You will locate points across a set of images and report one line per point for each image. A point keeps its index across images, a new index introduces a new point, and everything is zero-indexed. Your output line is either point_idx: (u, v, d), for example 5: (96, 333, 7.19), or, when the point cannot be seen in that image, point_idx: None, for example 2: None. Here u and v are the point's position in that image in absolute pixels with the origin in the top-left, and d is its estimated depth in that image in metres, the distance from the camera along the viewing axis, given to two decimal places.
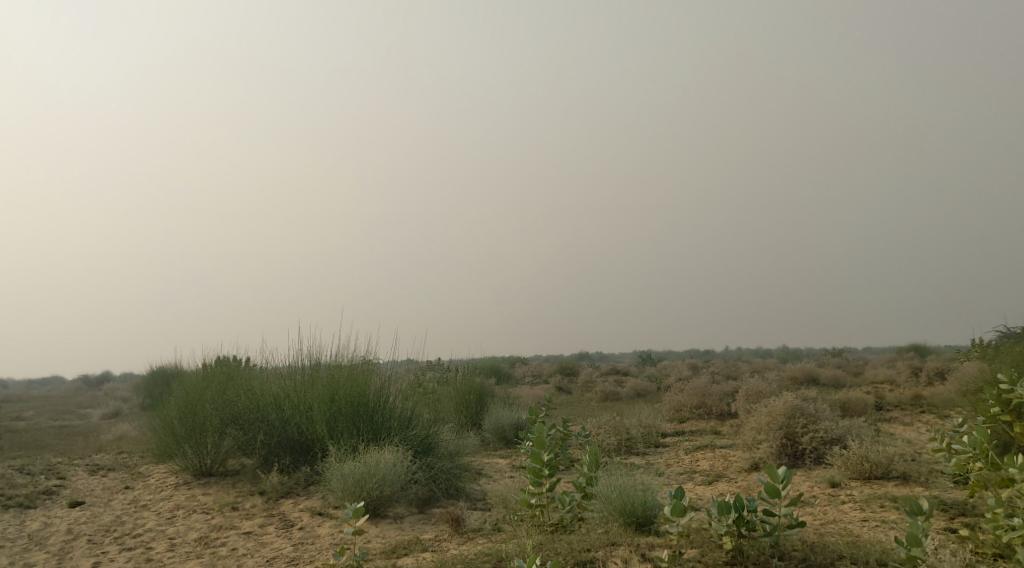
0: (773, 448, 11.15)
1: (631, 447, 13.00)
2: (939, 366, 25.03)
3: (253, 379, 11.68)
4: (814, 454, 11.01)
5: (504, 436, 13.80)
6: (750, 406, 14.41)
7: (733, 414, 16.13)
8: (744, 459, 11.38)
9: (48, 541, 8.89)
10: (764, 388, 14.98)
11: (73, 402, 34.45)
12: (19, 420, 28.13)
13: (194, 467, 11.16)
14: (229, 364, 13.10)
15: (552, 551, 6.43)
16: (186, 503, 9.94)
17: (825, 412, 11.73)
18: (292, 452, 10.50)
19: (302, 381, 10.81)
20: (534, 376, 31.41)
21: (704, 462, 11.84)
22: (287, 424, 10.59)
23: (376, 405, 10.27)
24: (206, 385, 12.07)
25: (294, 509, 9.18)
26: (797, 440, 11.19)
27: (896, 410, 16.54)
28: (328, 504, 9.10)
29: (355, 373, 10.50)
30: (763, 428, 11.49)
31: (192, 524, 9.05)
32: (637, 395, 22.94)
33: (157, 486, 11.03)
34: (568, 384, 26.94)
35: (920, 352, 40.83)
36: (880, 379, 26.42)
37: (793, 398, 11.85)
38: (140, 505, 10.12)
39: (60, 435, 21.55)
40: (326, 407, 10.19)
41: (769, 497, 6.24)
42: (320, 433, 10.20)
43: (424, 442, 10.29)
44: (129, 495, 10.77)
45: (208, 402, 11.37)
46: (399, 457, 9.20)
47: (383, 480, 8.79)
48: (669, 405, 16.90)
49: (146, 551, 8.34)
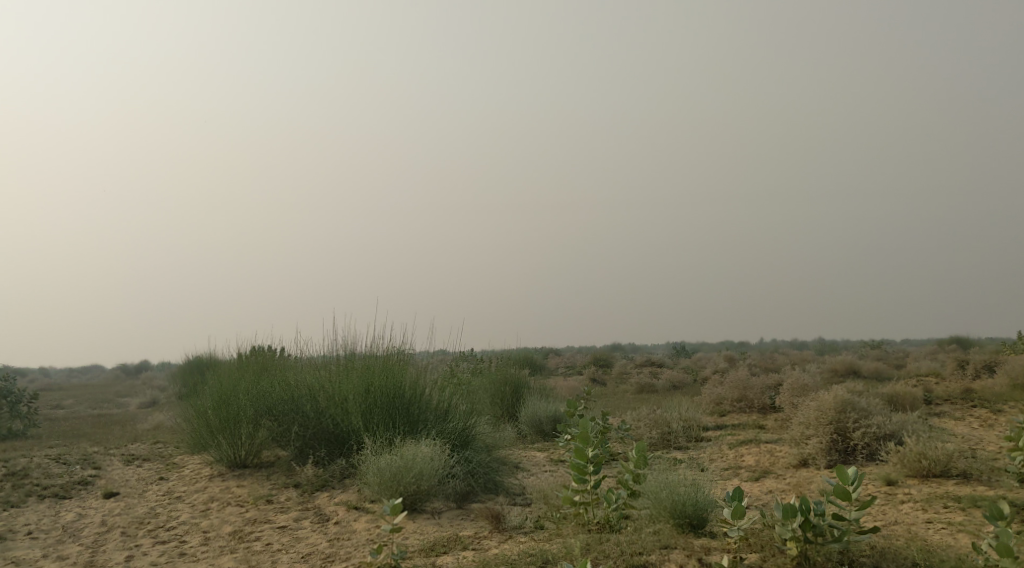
0: (822, 445, 10.72)
1: (673, 441, 12.58)
2: (987, 359, 24.22)
3: (287, 370, 11.51)
4: (866, 451, 10.56)
5: (541, 429, 13.50)
6: (795, 399, 13.94)
7: (775, 407, 15.67)
8: (791, 455, 10.97)
9: (82, 533, 8.77)
10: (809, 382, 14.51)
11: (111, 392, 34.81)
12: (58, 409, 28.43)
13: (228, 458, 10.99)
14: (263, 354, 12.95)
15: (601, 554, 6.12)
16: (220, 495, 9.79)
17: (876, 407, 11.28)
18: (328, 444, 10.30)
19: (337, 372, 10.61)
20: (568, 367, 31.05)
21: (749, 457, 11.45)
22: (322, 415, 10.39)
23: (412, 397, 10.03)
24: (240, 375, 11.92)
25: (330, 503, 8.98)
26: (848, 435, 10.74)
27: (946, 404, 15.95)
28: (364, 498, 8.88)
29: (390, 365, 10.26)
30: (811, 423, 11.06)
31: (226, 517, 8.88)
32: (673, 388, 22.51)
33: (191, 478, 10.91)
34: (602, 375, 26.57)
35: (964, 345, 39.76)
36: (924, 372, 25.67)
37: (843, 392, 11.40)
38: (174, 497, 9.98)
39: (98, 424, 21.67)
40: (361, 398, 9.96)
41: (841, 499, 5.91)
42: (355, 425, 9.98)
43: (461, 436, 10.03)
44: (163, 487, 10.66)
45: (243, 393, 11.21)
46: (436, 450, 8.94)
47: (420, 474, 8.55)
48: (709, 398, 16.48)
49: (180, 544, 8.18)
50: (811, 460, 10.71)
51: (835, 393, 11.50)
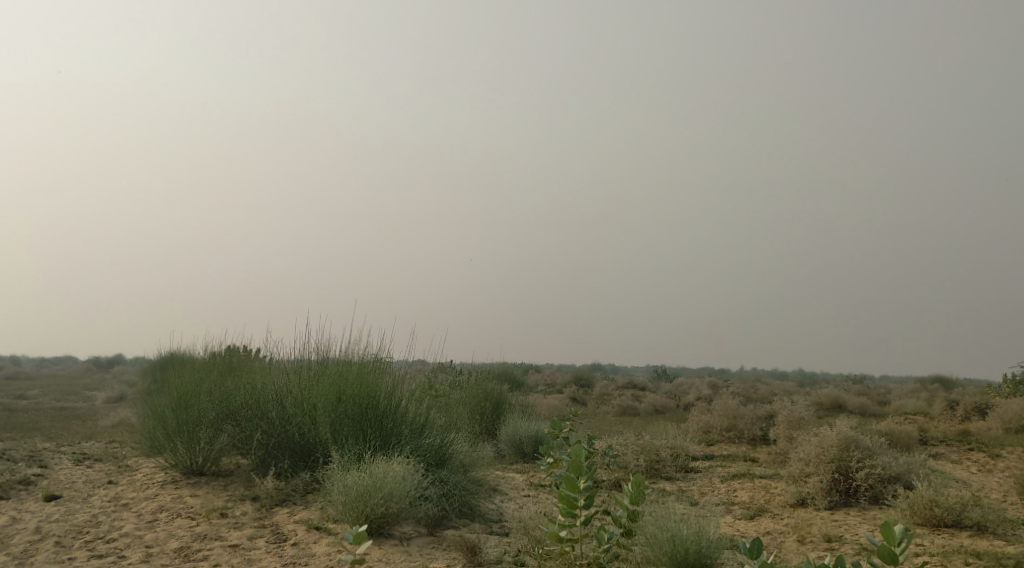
0: (823, 484, 10.04)
1: (661, 470, 11.85)
2: (977, 399, 23.54)
3: (254, 373, 10.72)
4: (869, 493, 9.89)
5: (522, 449, 12.75)
6: (790, 433, 13.28)
7: (766, 439, 15.01)
8: (789, 493, 10.29)
9: (12, 541, 7.91)
10: (804, 415, 13.86)
11: (78, 384, 33.72)
12: (22, 399, 27.39)
13: (184, 464, 10.19)
14: (231, 353, 12.13)
15: None
16: (171, 505, 8.97)
17: (880, 446, 10.63)
18: (292, 455, 9.50)
19: (309, 378, 9.81)
20: (548, 384, 30.32)
21: (743, 493, 10.76)
22: (288, 423, 9.61)
23: (387, 409, 9.24)
24: (204, 373, 11.11)
25: (289, 520, 8.19)
26: (851, 475, 10.07)
27: (942, 446, 15.34)
28: (327, 517, 8.11)
29: (365, 372, 9.47)
30: (812, 460, 10.38)
31: (174, 531, 8.05)
32: (655, 412, 21.82)
33: (143, 483, 10.08)
34: (583, 395, 25.83)
35: (945, 384, 39.39)
36: (911, 410, 25.05)
37: (846, 427, 10.74)
38: (120, 504, 9.14)
39: (59, 418, 20.73)
40: (331, 407, 9.15)
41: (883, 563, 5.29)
42: (323, 436, 9.19)
43: (436, 454, 9.29)
44: (110, 492, 9.81)
45: (205, 394, 10.40)
46: (409, 469, 8.16)
47: (390, 495, 7.77)
48: (697, 425, 15.79)
49: (118, 560, 7.35)
50: (810, 500, 10.03)
51: (837, 428, 10.83)
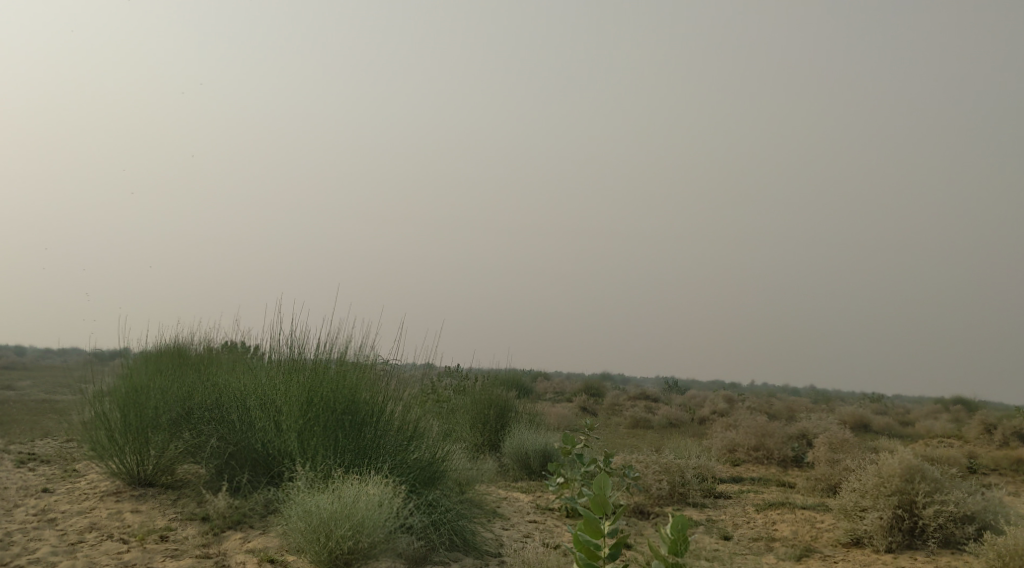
0: (883, 521, 8.48)
1: (686, 495, 10.28)
2: (1019, 427, 21.26)
3: (220, 372, 9.24)
4: (940, 535, 8.33)
5: (528, 465, 11.23)
6: (831, 454, 11.67)
7: (799, 461, 13.43)
8: (841, 530, 8.74)
9: None
10: (847, 436, 12.27)
11: (72, 376, 32.44)
12: (9, 390, 26.15)
13: (129, 473, 8.70)
14: (201, 345, 10.67)
15: None
16: (105, 523, 7.50)
17: (949, 476, 9.03)
18: (255, 467, 8.03)
19: (277, 374, 8.31)
20: (555, 393, 28.76)
21: (784, 526, 9.19)
22: (251, 428, 8.13)
23: (368, 416, 7.71)
24: (162, 366, 9.64)
25: (240, 549, 6.70)
26: (916, 511, 8.49)
27: (994, 475, 13.73)
28: (285, 548, 6.61)
29: (344, 372, 7.92)
30: (869, 491, 8.75)
31: (95, 558, 6.55)
32: (670, 425, 20.27)
33: (81, 494, 8.60)
34: (592, 404, 24.27)
35: (966, 404, 37.60)
36: (943, 433, 23.16)
37: (908, 451, 9.13)
38: (45, 519, 7.67)
39: (37, 410, 19.45)
40: (301, 412, 7.65)
41: None
42: (289, 447, 7.66)
43: (425, 472, 7.79)
44: (40, 502, 8.34)
45: (159, 391, 8.92)
46: (387, 490, 6.64)
47: (360, 525, 6.26)
48: (720, 443, 14.21)
49: None
50: (867, 539, 8.51)
51: (898, 452, 9.19)
